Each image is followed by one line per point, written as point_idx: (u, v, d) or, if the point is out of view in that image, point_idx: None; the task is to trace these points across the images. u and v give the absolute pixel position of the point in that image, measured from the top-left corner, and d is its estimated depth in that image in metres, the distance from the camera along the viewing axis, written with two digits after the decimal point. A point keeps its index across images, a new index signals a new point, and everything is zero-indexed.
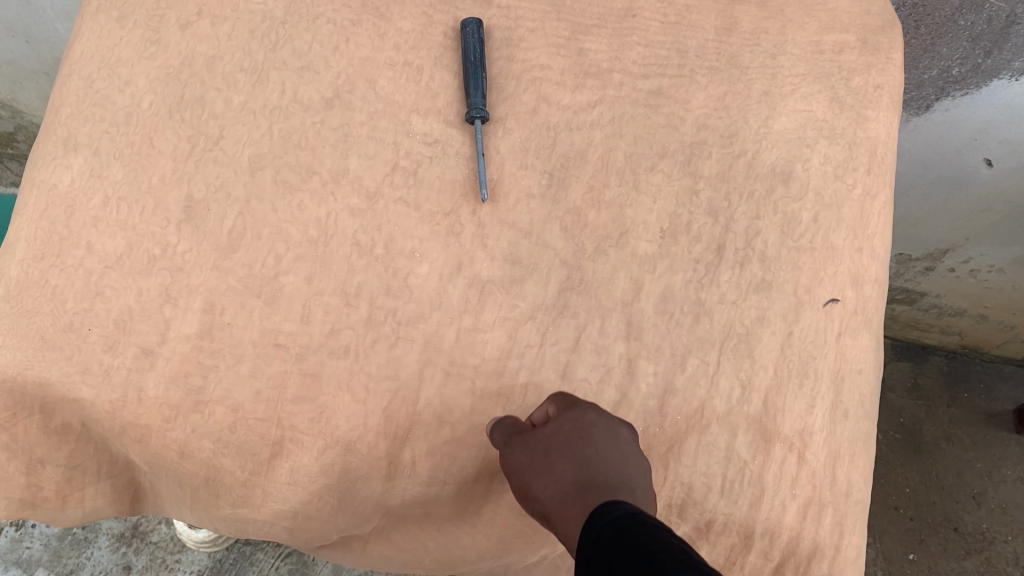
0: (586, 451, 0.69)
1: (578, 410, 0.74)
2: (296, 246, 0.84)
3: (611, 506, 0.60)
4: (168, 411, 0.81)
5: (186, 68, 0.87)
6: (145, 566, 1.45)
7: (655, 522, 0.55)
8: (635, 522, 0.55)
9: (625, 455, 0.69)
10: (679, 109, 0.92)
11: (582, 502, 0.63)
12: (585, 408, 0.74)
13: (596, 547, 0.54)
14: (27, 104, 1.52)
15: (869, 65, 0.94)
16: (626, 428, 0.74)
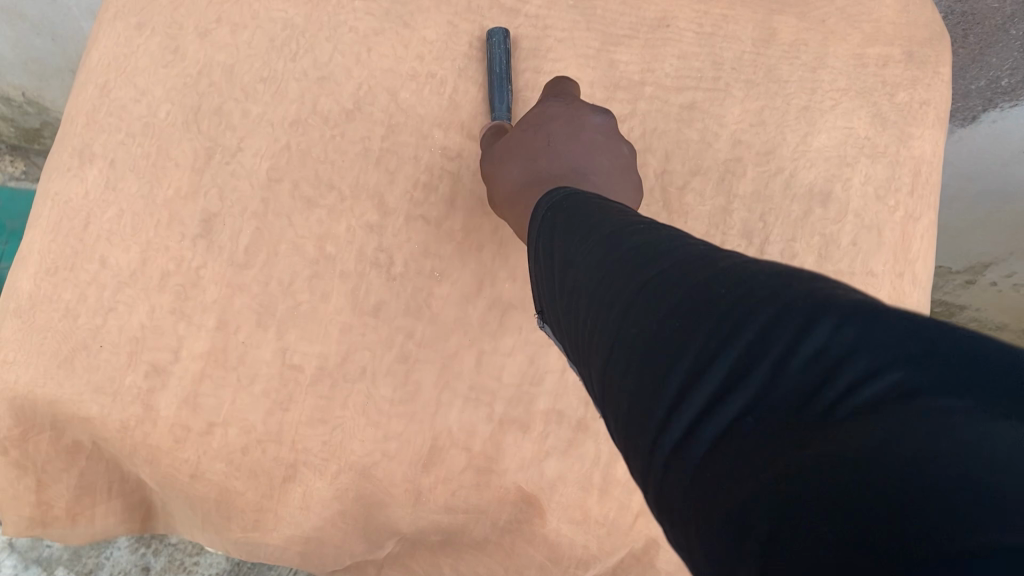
0: (553, 131, 0.69)
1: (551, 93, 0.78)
2: (313, 263, 0.82)
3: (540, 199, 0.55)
4: (181, 431, 0.79)
5: (203, 78, 0.84)
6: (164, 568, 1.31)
7: (577, 199, 0.50)
8: (552, 212, 0.51)
9: (590, 145, 0.68)
10: (713, 124, 0.88)
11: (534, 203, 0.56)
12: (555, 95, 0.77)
13: (538, 236, 0.50)
14: (53, 103, 1.45)
15: (915, 79, 0.90)
16: (600, 115, 0.72)
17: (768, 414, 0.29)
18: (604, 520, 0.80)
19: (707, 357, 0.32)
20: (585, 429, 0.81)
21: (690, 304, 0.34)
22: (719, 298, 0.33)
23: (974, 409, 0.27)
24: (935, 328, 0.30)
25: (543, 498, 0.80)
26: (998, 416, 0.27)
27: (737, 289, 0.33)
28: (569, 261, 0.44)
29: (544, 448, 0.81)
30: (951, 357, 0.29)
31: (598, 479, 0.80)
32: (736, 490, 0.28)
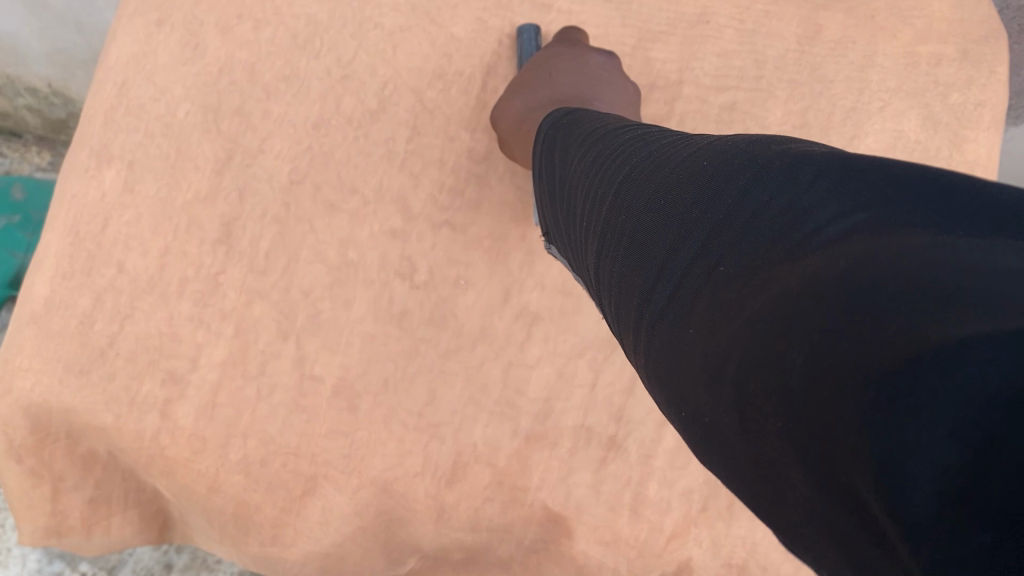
0: (556, 66, 0.75)
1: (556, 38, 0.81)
2: (335, 270, 0.79)
3: (553, 122, 0.60)
4: (198, 442, 0.76)
5: (223, 76, 0.81)
6: (186, 566, 1.19)
7: (592, 121, 0.55)
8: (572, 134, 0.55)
9: (596, 76, 0.74)
10: (755, 127, 0.84)
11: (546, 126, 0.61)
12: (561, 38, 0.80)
13: (558, 157, 0.55)
14: (79, 93, 1.42)
15: (970, 79, 0.85)
16: (601, 53, 0.78)
17: (742, 256, 0.31)
18: (634, 542, 0.76)
19: (692, 225, 0.34)
20: (617, 447, 0.77)
21: (678, 182, 0.37)
22: (702, 170, 0.36)
23: (935, 229, 0.27)
24: (905, 168, 0.30)
25: (571, 518, 0.77)
26: (963, 236, 0.27)
27: (717, 161, 0.36)
28: (582, 169, 0.48)
29: (573, 466, 0.77)
30: (913, 185, 0.29)
31: (629, 499, 0.77)
32: (711, 342, 0.30)
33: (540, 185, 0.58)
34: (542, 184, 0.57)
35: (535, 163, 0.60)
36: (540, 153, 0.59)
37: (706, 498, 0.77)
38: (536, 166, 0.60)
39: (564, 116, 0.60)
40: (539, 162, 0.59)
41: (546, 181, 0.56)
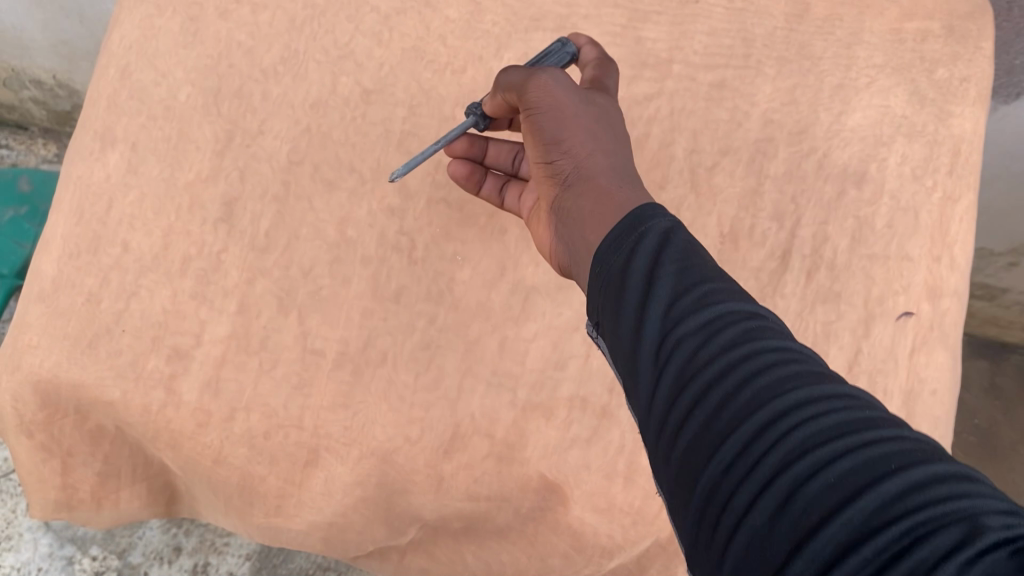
0: None
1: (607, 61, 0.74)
2: (333, 247, 0.81)
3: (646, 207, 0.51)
4: (203, 416, 0.78)
5: (223, 60, 0.84)
6: (193, 551, 1.19)
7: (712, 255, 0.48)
8: (692, 252, 0.47)
9: None
10: (744, 104, 0.86)
11: (632, 198, 0.56)
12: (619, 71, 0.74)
13: (665, 262, 0.46)
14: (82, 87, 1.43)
15: (955, 55, 0.85)
16: None
17: None
18: (628, 508, 0.76)
19: (860, 537, 0.32)
20: (610, 416, 0.78)
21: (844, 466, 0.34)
22: (873, 467, 0.34)
23: None
24: None
25: (567, 487, 0.77)
26: None
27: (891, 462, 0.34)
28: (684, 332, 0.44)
29: (568, 437, 0.78)
30: None
31: (623, 467, 0.77)
32: None
33: (612, 257, 0.49)
34: (614, 262, 0.49)
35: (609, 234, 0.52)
36: (625, 231, 0.50)
37: None
38: (611, 234, 0.51)
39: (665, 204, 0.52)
40: (621, 238, 0.50)
41: (632, 270, 0.47)
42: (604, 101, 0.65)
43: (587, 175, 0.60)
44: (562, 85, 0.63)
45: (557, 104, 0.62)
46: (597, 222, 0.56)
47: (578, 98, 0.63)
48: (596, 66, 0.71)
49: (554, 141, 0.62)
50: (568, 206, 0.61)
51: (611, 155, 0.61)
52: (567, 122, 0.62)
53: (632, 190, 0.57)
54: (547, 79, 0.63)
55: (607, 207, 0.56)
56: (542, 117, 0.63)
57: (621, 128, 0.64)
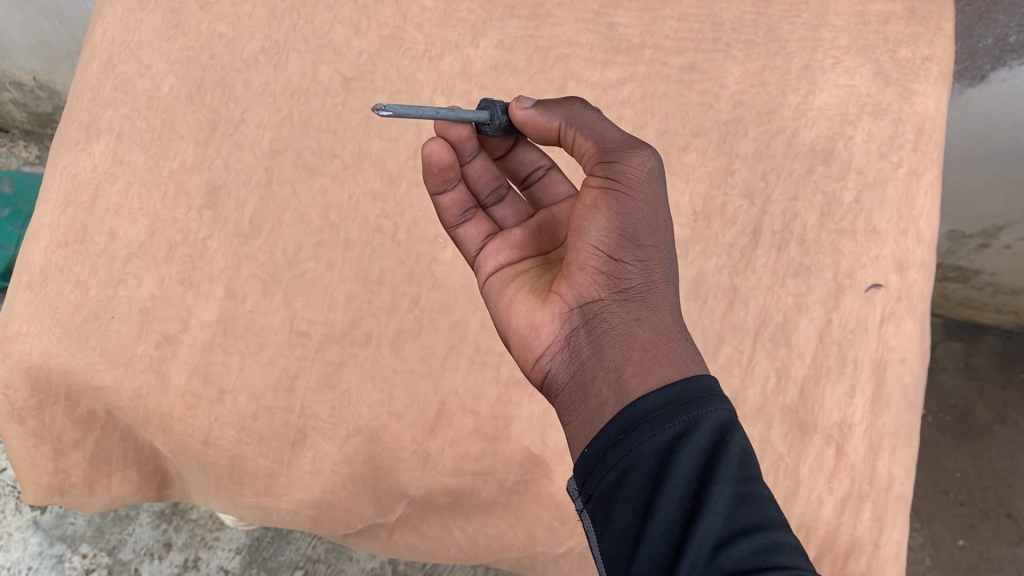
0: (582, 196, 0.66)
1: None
2: (317, 232, 0.83)
3: (702, 387, 0.49)
4: (191, 399, 0.79)
5: (205, 51, 0.87)
6: (183, 547, 1.19)
7: (759, 477, 0.46)
8: (750, 479, 0.45)
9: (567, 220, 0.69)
10: (714, 85, 0.89)
11: (696, 364, 0.52)
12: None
13: (722, 478, 0.44)
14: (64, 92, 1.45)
15: (917, 36, 0.88)
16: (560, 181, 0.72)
17: None
18: None
19: None
20: None
21: None
22: None
23: None
24: None
25: (549, 459, 0.78)
26: None
27: None
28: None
29: (550, 412, 0.79)
30: None
31: None
32: None
33: (652, 430, 0.47)
34: (655, 440, 0.46)
35: (652, 398, 0.48)
36: (667, 417, 0.47)
37: None
38: (653, 400, 0.48)
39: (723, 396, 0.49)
40: (666, 415, 0.47)
41: (678, 466, 0.45)
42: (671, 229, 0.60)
43: (651, 303, 0.54)
44: (662, 188, 0.57)
45: (648, 202, 0.55)
46: (651, 372, 0.50)
47: (666, 211, 0.57)
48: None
49: (633, 239, 0.54)
50: (617, 322, 0.54)
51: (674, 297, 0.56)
52: (654, 232, 0.56)
53: (694, 351, 0.53)
54: (654, 170, 0.56)
55: (668, 362, 0.51)
56: (633, 207, 0.55)
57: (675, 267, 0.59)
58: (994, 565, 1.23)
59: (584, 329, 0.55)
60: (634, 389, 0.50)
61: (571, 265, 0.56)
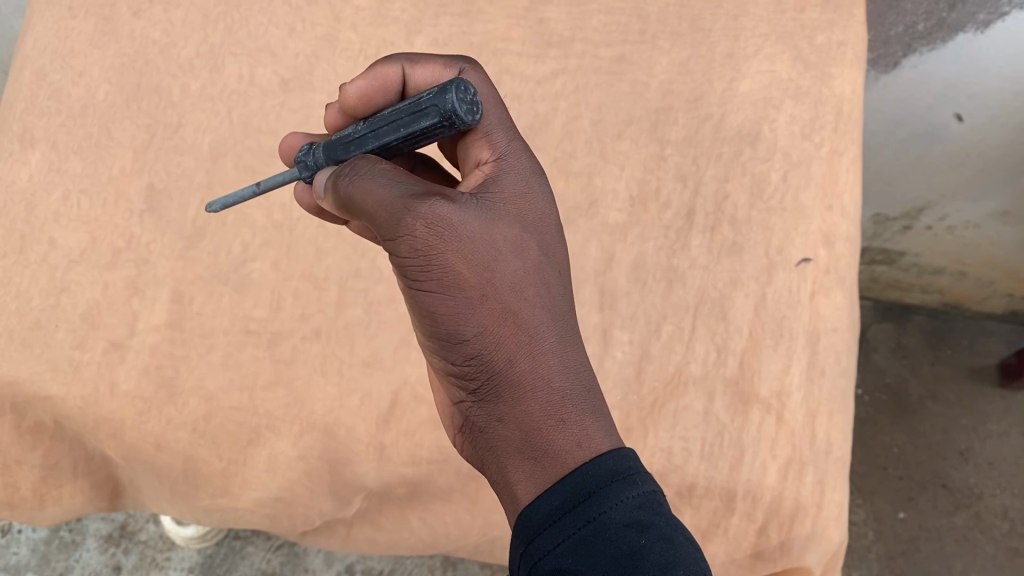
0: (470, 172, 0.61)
1: (495, 116, 0.57)
2: (262, 231, 0.85)
3: (605, 473, 0.48)
4: (142, 403, 0.79)
5: (140, 57, 0.88)
6: (133, 570, 1.17)
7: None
8: None
9: None
10: (643, 76, 0.92)
11: (579, 446, 0.49)
12: (501, 135, 0.57)
13: None
14: None
15: (832, 22, 0.92)
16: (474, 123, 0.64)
17: None
18: None
19: None
20: None
21: None
22: None
23: None
24: None
25: None
26: None
27: None
28: None
29: None
30: None
31: None
32: None
33: (554, 541, 0.46)
34: (556, 553, 0.45)
35: (546, 500, 0.47)
36: (567, 530, 0.46)
37: (626, 414, 0.82)
38: (547, 503, 0.47)
39: (628, 479, 0.48)
40: (565, 522, 0.46)
41: None
42: (530, 248, 0.52)
43: (508, 395, 0.51)
44: (466, 243, 0.49)
45: (448, 280, 0.49)
46: (534, 472, 0.49)
47: (487, 258, 0.50)
48: (493, 165, 0.56)
49: (455, 331, 0.50)
50: (486, 421, 0.52)
51: (548, 353, 0.51)
52: (476, 302, 0.50)
53: (578, 420, 0.50)
54: (435, 238, 0.48)
55: (550, 460, 0.49)
56: (437, 298, 0.50)
57: (557, 292, 0.53)
58: (934, 533, 1.28)
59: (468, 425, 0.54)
60: (523, 496, 0.49)
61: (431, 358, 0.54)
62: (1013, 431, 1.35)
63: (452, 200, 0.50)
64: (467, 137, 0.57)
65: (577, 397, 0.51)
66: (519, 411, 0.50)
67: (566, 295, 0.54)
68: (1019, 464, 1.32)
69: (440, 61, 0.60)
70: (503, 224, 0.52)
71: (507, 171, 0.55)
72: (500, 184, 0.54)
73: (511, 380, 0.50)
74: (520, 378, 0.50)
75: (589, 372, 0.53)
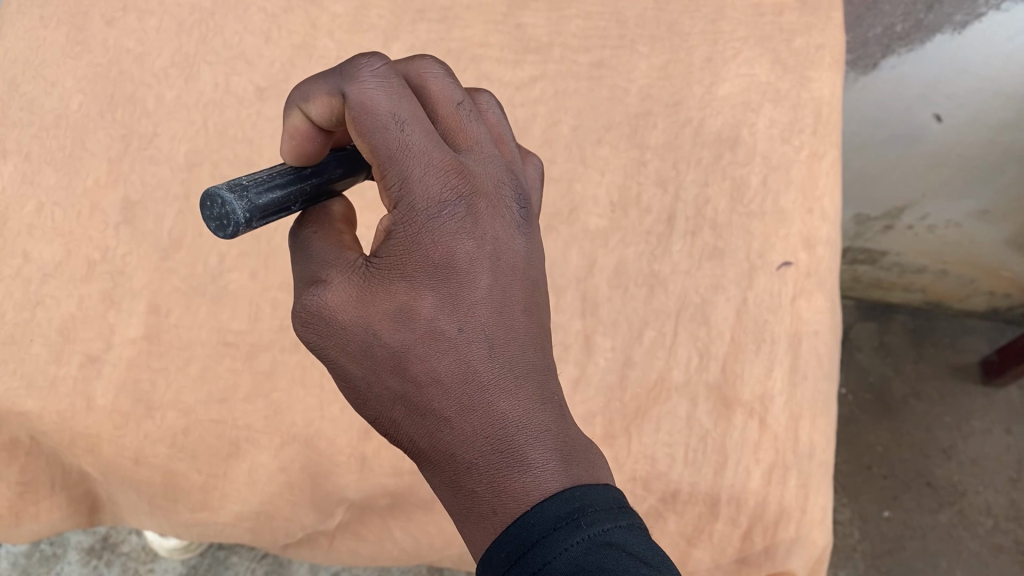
0: None
1: (382, 152, 0.46)
2: (239, 241, 0.84)
3: (546, 522, 0.42)
4: (119, 417, 0.78)
5: (114, 67, 0.88)
6: None
7: None
8: None
9: None
10: (622, 81, 0.92)
11: (495, 512, 0.44)
12: (393, 170, 0.46)
13: None
14: None
15: (810, 26, 0.92)
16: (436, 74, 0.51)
17: None
18: None
19: None
20: None
21: None
22: None
23: None
24: None
25: None
26: None
27: None
28: None
29: None
30: None
31: None
32: None
33: None
34: None
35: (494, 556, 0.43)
36: None
37: (610, 421, 0.81)
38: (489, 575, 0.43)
39: (571, 524, 0.42)
40: None
41: None
42: (423, 307, 0.46)
43: (429, 473, 0.47)
44: (342, 335, 0.46)
45: (345, 371, 0.47)
46: (471, 545, 0.45)
47: (365, 341, 0.46)
48: (389, 206, 0.47)
49: (370, 415, 0.48)
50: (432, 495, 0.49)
51: (450, 425, 0.46)
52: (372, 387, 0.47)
53: (495, 488, 0.44)
54: (313, 336, 0.47)
55: (480, 532, 0.45)
56: (342, 388, 0.49)
57: (464, 347, 0.46)
58: (918, 532, 1.29)
59: None
60: None
61: None
62: (995, 428, 1.36)
63: (324, 283, 0.46)
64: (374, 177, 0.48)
65: (494, 462, 0.45)
66: (440, 487, 0.47)
67: (481, 341, 0.46)
68: (1001, 460, 1.33)
69: (326, 87, 0.47)
70: (385, 291, 0.46)
71: (396, 214, 0.46)
72: (394, 234, 0.46)
73: (421, 457, 0.47)
74: (425, 455, 0.47)
75: (514, 425, 0.45)
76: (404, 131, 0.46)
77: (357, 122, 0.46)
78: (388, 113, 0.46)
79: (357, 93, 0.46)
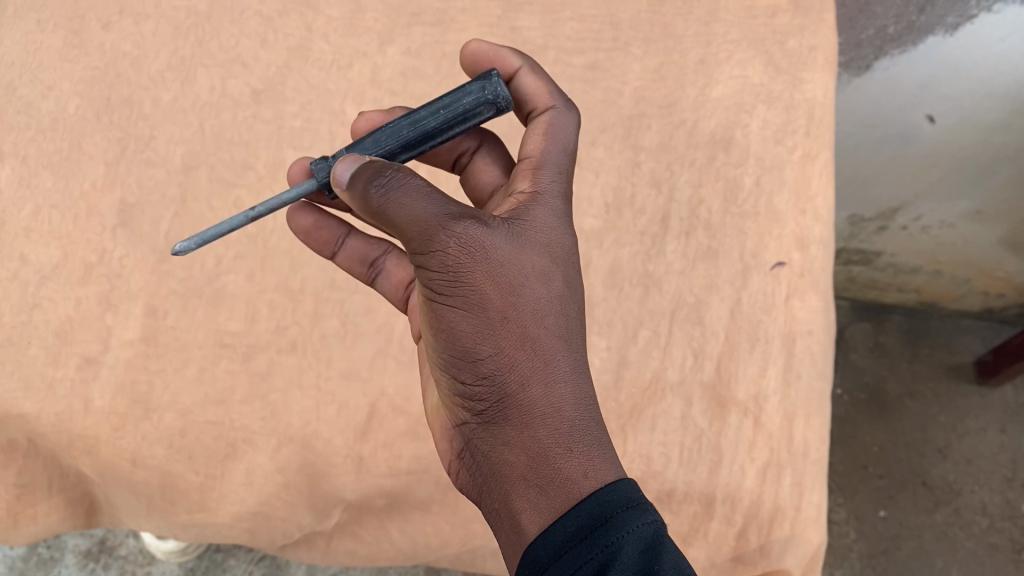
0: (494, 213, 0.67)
1: (548, 157, 0.62)
2: (236, 244, 0.84)
3: (625, 497, 0.49)
4: (116, 419, 0.78)
5: (111, 70, 0.88)
6: None
7: None
8: None
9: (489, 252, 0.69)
10: (616, 83, 0.93)
11: (585, 476, 0.50)
12: (548, 173, 0.62)
13: None
14: None
15: (802, 27, 0.93)
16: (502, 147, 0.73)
17: None
18: None
19: None
20: None
21: None
22: None
23: None
24: None
25: None
26: None
27: None
28: None
29: None
30: None
31: None
32: None
33: (585, 555, 0.46)
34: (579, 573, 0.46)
35: (566, 522, 0.48)
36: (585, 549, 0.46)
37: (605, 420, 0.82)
38: (569, 524, 0.48)
39: (641, 508, 0.48)
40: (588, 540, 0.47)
41: None
42: (553, 282, 0.55)
43: (518, 418, 0.52)
44: (494, 267, 0.53)
45: (472, 301, 0.52)
46: (539, 500, 0.50)
47: (517, 281, 0.53)
48: (530, 196, 0.60)
49: (475, 351, 0.52)
50: (487, 445, 0.53)
51: (561, 382, 0.53)
52: (496, 322, 0.52)
53: (586, 452, 0.51)
54: (466, 256, 0.52)
55: (557, 487, 0.49)
56: (460, 315, 0.52)
57: (573, 328, 0.55)
58: (914, 531, 1.29)
59: (466, 452, 0.55)
60: (528, 526, 0.49)
61: (441, 384, 0.56)
62: (990, 428, 1.36)
63: (487, 224, 0.53)
64: (522, 168, 0.62)
65: (590, 429, 0.52)
66: (529, 434, 0.51)
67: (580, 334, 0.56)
68: (996, 458, 1.34)
69: (542, 90, 0.66)
70: (533, 254, 0.55)
71: (540, 206, 0.59)
72: (537, 219, 0.58)
73: (519, 402, 0.52)
74: (532, 401, 0.52)
75: (597, 408, 0.54)
76: (565, 157, 0.63)
77: (546, 130, 0.64)
78: (563, 140, 0.64)
79: (561, 113, 0.65)
